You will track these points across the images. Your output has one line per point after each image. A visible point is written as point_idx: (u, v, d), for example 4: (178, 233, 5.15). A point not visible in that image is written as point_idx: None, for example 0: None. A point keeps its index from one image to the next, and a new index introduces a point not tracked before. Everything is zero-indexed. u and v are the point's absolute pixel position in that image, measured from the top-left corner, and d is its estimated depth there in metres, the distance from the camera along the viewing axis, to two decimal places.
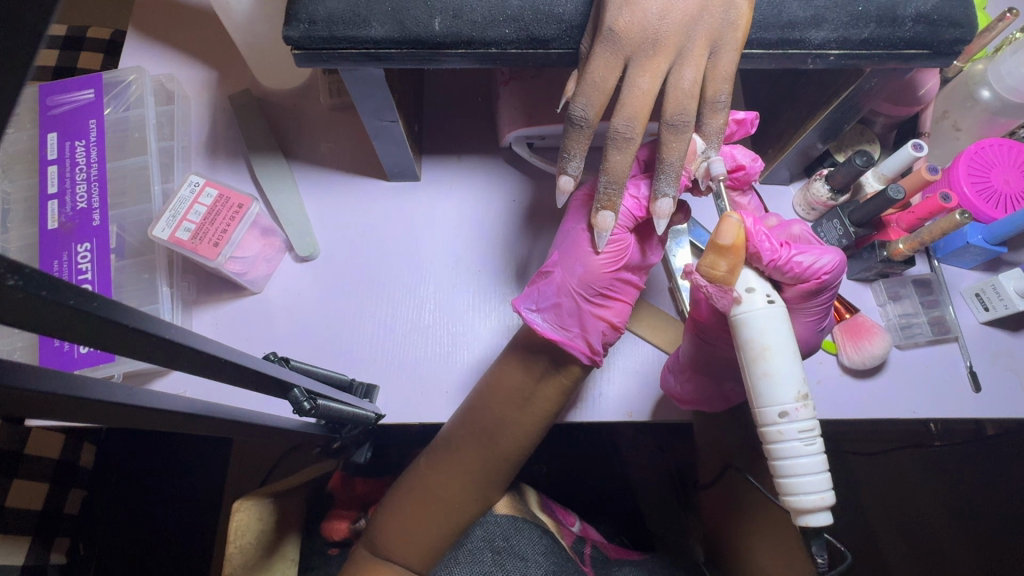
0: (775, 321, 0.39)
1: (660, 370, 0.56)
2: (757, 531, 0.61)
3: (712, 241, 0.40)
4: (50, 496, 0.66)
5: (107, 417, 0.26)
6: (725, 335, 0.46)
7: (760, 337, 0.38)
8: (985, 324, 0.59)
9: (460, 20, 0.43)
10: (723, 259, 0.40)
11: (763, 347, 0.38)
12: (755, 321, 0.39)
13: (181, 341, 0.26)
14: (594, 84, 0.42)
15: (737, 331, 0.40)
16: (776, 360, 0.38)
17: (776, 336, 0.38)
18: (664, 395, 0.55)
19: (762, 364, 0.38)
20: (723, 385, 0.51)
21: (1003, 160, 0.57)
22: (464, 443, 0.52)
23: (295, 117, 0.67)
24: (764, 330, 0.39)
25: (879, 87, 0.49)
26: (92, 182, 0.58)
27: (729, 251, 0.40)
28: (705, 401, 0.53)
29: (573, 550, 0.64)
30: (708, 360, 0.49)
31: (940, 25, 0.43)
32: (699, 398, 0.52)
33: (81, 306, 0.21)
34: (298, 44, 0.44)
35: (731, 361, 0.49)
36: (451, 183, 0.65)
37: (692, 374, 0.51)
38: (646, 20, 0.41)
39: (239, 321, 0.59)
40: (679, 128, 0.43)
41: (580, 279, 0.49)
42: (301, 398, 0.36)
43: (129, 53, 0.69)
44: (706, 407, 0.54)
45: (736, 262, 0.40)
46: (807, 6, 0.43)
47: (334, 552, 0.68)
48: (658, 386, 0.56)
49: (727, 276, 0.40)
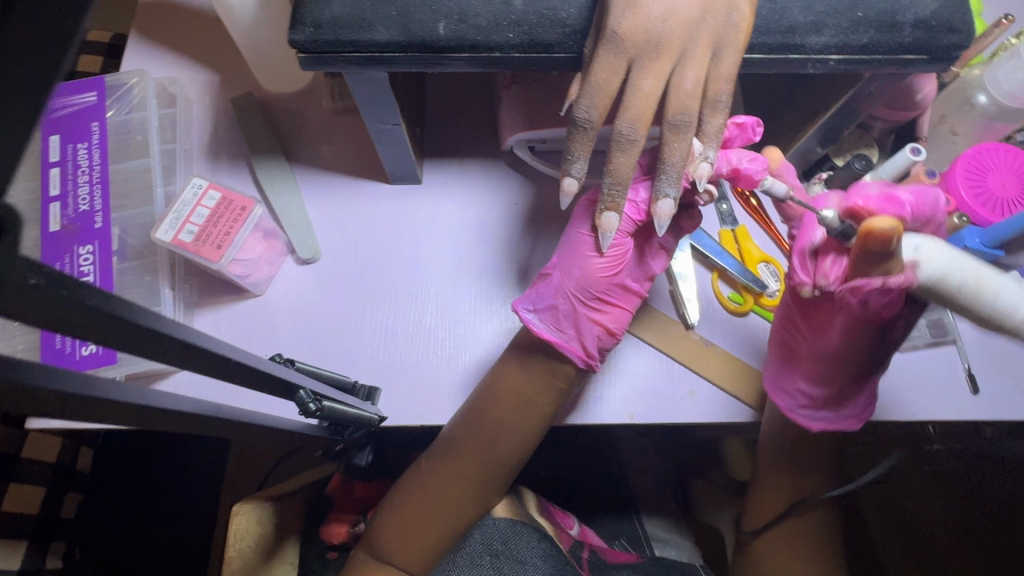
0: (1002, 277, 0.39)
1: (774, 375, 0.54)
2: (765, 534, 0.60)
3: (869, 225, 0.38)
4: (48, 500, 0.66)
5: (118, 415, 0.26)
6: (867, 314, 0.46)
7: (941, 283, 0.38)
8: (982, 328, 0.59)
9: (464, 24, 0.44)
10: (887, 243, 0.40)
11: (949, 288, 0.38)
12: (933, 271, 0.38)
13: (192, 341, 0.26)
14: (597, 86, 0.42)
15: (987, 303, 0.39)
16: (1015, 294, 0.38)
17: None
18: (817, 406, 0.54)
19: None
20: (837, 369, 0.51)
21: (1000, 165, 0.58)
22: (464, 446, 0.53)
23: (297, 120, 0.67)
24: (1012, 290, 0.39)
25: (878, 91, 0.49)
26: (95, 184, 0.58)
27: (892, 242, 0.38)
28: (857, 392, 0.53)
29: (570, 554, 0.64)
30: (852, 341, 0.48)
31: (938, 31, 0.44)
32: (864, 392, 0.52)
33: (98, 305, 0.21)
34: (303, 47, 0.44)
35: (849, 341, 0.49)
36: (452, 186, 0.65)
37: (829, 361, 0.50)
38: (650, 22, 0.41)
39: (241, 323, 0.59)
40: (681, 127, 0.43)
41: (576, 282, 0.50)
42: (307, 400, 0.36)
43: (132, 56, 0.69)
44: (854, 402, 0.53)
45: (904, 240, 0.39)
46: (807, 13, 0.44)
47: (332, 556, 0.67)
48: (784, 392, 0.53)
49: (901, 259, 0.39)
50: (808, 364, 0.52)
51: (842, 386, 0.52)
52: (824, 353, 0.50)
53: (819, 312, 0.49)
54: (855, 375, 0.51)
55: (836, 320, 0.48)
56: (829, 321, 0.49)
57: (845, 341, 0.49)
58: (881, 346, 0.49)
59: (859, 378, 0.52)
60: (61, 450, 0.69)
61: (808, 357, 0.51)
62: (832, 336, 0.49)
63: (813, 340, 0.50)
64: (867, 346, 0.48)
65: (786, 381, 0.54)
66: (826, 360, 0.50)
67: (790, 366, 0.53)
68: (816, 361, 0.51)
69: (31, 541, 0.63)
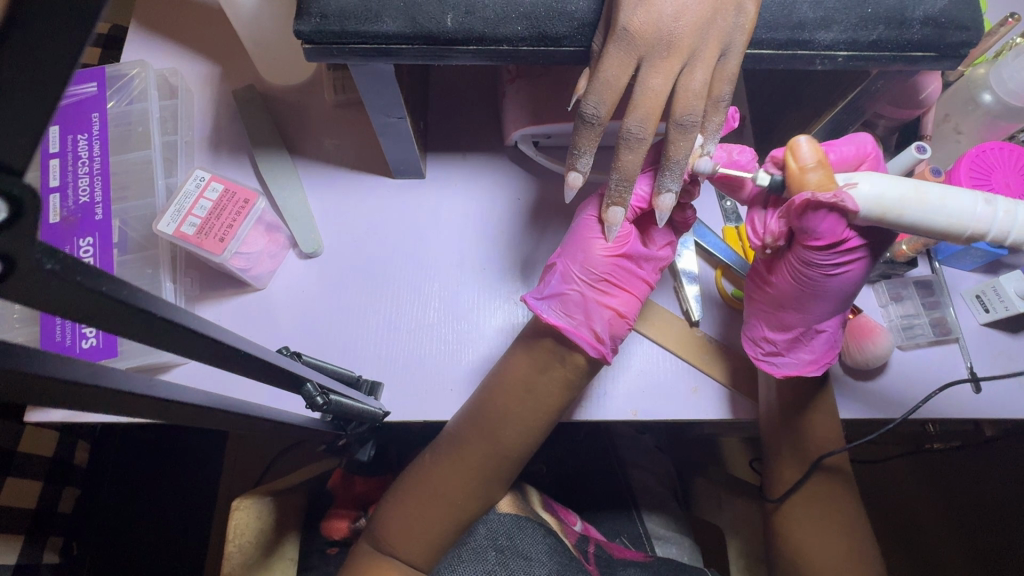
0: (953, 193, 0.39)
1: (746, 314, 0.55)
2: (786, 532, 0.57)
3: (790, 153, 0.42)
4: (43, 495, 0.66)
5: (130, 408, 0.26)
6: (807, 253, 0.45)
7: (882, 205, 0.39)
8: (985, 326, 0.59)
9: (472, 16, 0.43)
10: (811, 173, 0.41)
11: (895, 206, 0.39)
12: (870, 192, 0.39)
13: (204, 331, 0.26)
14: (606, 82, 0.41)
15: (935, 221, 0.39)
16: (956, 197, 0.39)
17: (969, 205, 0.39)
18: (779, 356, 0.53)
19: (1005, 221, 0.39)
20: (787, 321, 0.50)
21: (1004, 164, 0.56)
22: (467, 437, 0.52)
23: (300, 114, 0.67)
24: (957, 202, 0.39)
25: (884, 89, 0.49)
26: (95, 175, 0.57)
27: (817, 164, 0.41)
28: (815, 345, 0.51)
29: (577, 548, 0.65)
30: (791, 286, 0.48)
31: (947, 28, 0.44)
32: (822, 345, 0.51)
33: (112, 293, 0.21)
34: (308, 38, 0.44)
35: (799, 288, 0.47)
36: (456, 181, 0.65)
37: (776, 306, 0.50)
38: (660, 20, 0.40)
39: (242, 317, 0.58)
40: (687, 128, 0.42)
41: (581, 265, 0.51)
42: (314, 394, 0.36)
43: (131, 47, 0.68)
44: (815, 358, 0.52)
45: (822, 169, 0.41)
46: (817, 8, 0.43)
47: (333, 551, 0.67)
48: (751, 332, 0.54)
49: (822, 181, 0.41)
50: (768, 311, 0.51)
51: (800, 336, 0.51)
52: (781, 301, 0.49)
53: (777, 259, 0.49)
54: (810, 324, 0.50)
55: (784, 263, 0.48)
56: (780, 265, 0.48)
57: (791, 285, 0.48)
58: (831, 293, 0.47)
59: (816, 329, 0.50)
60: (57, 444, 0.69)
61: (767, 304, 0.51)
62: (783, 282, 0.48)
63: (770, 285, 0.50)
64: (814, 293, 0.47)
65: (753, 327, 0.53)
66: (780, 306, 0.50)
67: (755, 315, 0.53)
68: (774, 307, 0.51)
69: (27, 535, 0.63)
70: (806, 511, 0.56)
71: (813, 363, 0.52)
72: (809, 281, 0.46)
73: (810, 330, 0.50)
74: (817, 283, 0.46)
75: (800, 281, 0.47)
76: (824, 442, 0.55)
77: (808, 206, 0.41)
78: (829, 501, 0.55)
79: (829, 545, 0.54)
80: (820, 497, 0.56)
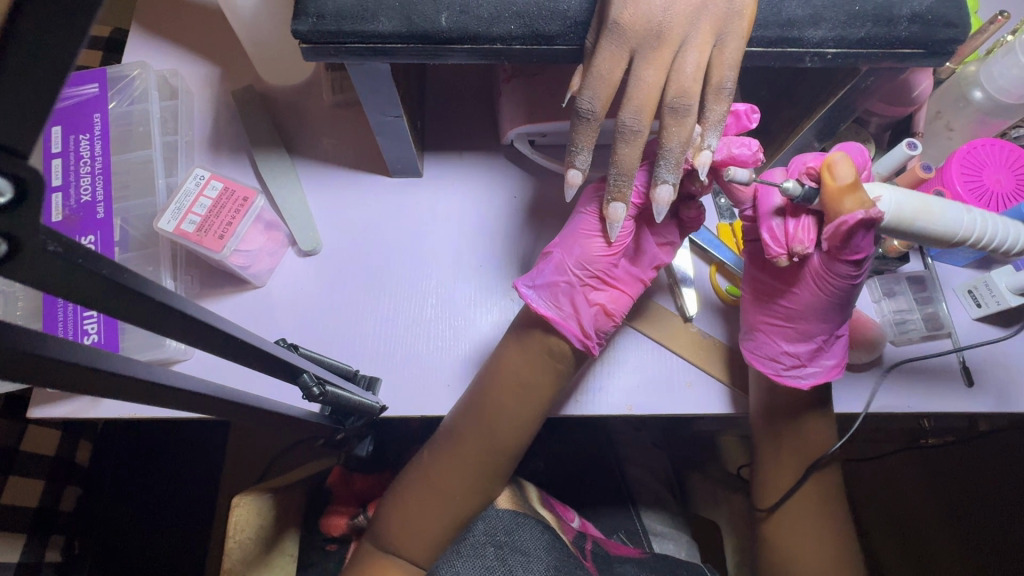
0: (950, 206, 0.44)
1: (750, 333, 0.54)
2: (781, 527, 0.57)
3: (829, 170, 0.44)
4: (45, 492, 0.66)
5: (130, 394, 0.27)
6: (837, 264, 0.47)
7: (900, 216, 0.44)
8: (977, 321, 0.60)
9: (466, 16, 0.44)
10: (852, 191, 0.43)
11: (910, 217, 0.44)
12: (891, 204, 0.43)
13: (202, 318, 0.27)
14: (600, 76, 0.42)
15: (939, 232, 0.44)
16: (954, 210, 0.44)
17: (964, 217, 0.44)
18: (800, 368, 0.53)
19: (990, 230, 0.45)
20: (808, 331, 0.51)
21: (995, 161, 0.56)
22: (464, 434, 0.53)
23: (298, 114, 0.67)
24: (954, 215, 0.44)
25: (874, 86, 0.50)
26: (97, 175, 0.58)
27: (856, 183, 0.43)
28: (831, 351, 0.53)
29: (573, 544, 0.65)
30: (818, 297, 0.49)
31: (934, 25, 0.44)
32: (838, 350, 0.53)
33: (112, 276, 0.22)
34: (305, 37, 0.44)
35: (825, 298, 0.49)
36: (452, 179, 0.65)
37: (798, 318, 0.51)
38: (650, 12, 0.42)
39: (240, 311, 0.59)
40: (679, 111, 0.42)
41: (575, 258, 0.52)
42: (310, 384, 0.37)
43: (132, 49, 0.69)
44: (836, 363, 0.53)
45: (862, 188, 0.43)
46: (805, 6, 0.44)
47: (332, 548, 0.68)
48: (763, 350, 0.53)
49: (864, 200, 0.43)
50: (786, 325, 0.52)
51: (822, 345, 0.52)
52: (804, 312, 0.50)
53: (793, 272, 0.50)
54: (831, 332, 0.51)
55: (807, 275, 0.49)
56: (801, 278, 0.50)
57: (818, 296, 0.49)
58: (851, 299, 0.49)
59: (835, 335, 0.52)
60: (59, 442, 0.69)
61: (784, 318, 0.52)
62: (807, 294, 0.50)
63: (788, 300, 0.51)
64: (840, 301, 0.49)
65: (766, 345, 0.53)
66: (803, 317, 0.51)
67: (769, 332, 0.53)
68: (794, 320, 0.51)
69: (29, 531, 0.64)
70: (802, 506, 0.56)
71: (836, 368, 0.53)
72: (837, 291, 0.48)
73: (830, 337, 0.52)
74: (843, 292, 0.48)
75: (828, 292, 0.48)
76: (818, 437, 0.56)
77: (856, 224, 0.42)
78: (824, 496, 0.56)
79: (824, 539, 0.55)
80: (815, 491, 0.56)
